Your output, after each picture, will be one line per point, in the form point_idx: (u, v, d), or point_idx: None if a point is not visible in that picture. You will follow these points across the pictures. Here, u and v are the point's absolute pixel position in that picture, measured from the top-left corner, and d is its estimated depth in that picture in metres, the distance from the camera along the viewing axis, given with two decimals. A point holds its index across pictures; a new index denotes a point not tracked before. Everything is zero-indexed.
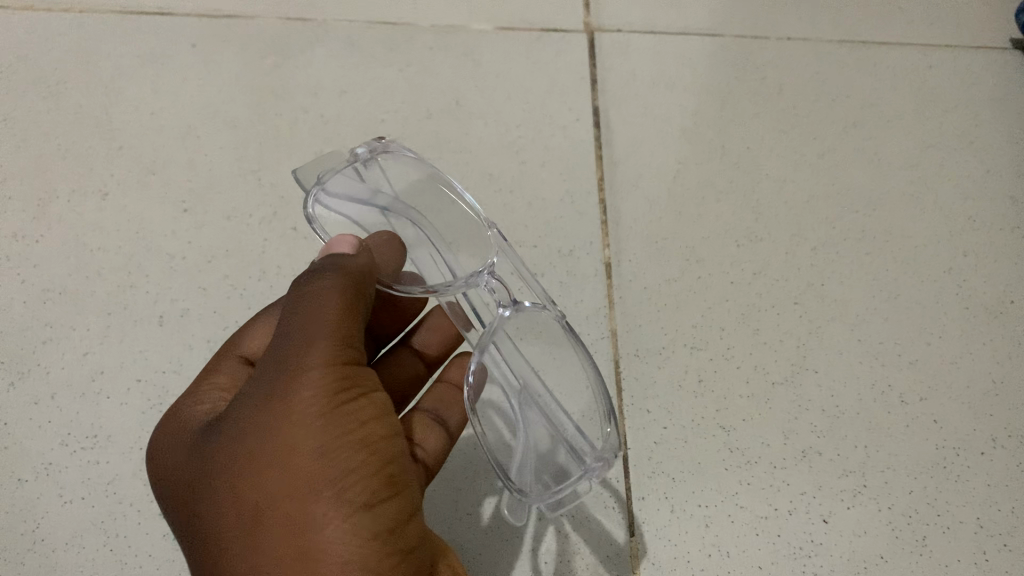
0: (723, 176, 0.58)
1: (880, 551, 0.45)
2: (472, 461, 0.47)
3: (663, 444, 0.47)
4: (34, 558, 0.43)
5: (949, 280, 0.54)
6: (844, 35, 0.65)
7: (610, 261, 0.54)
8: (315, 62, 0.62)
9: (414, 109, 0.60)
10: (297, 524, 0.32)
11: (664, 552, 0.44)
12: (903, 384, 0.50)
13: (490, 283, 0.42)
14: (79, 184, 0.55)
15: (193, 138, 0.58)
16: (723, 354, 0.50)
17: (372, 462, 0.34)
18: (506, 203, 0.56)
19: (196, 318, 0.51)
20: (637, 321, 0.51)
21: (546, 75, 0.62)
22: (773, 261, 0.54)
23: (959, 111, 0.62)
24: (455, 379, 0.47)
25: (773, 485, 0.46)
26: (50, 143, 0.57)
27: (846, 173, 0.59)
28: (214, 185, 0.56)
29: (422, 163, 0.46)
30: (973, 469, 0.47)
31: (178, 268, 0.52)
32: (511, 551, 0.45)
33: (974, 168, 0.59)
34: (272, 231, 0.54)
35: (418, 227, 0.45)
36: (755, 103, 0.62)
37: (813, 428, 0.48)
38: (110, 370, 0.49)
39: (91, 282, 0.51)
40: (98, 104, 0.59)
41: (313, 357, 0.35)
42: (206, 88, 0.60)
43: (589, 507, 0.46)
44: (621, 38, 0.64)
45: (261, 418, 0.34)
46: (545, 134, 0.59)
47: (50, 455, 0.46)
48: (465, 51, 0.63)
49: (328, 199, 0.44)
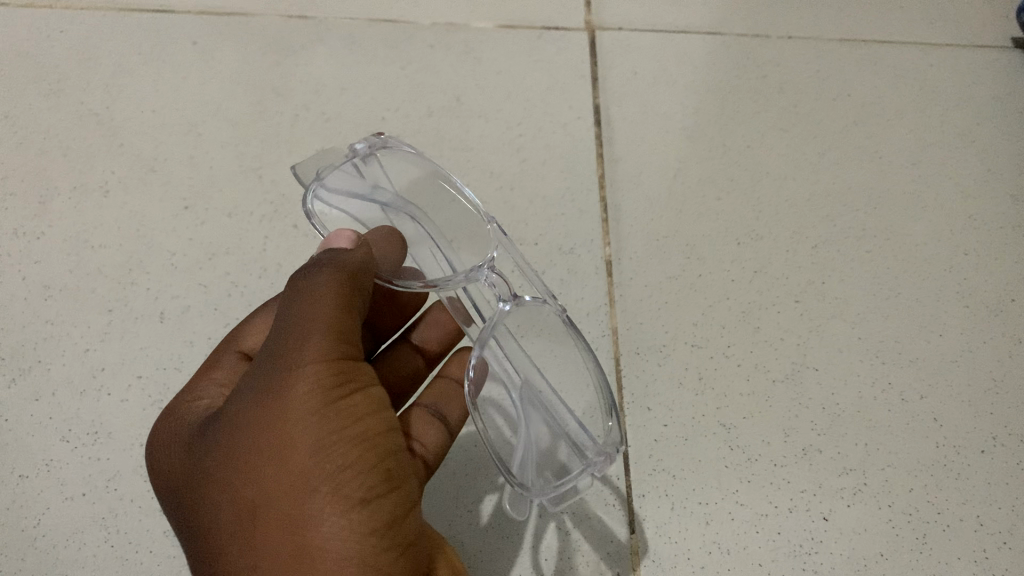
0: (723, 174, 0.58)
1: (880, 549, 0.45)
2: (472, 458, 0.47)
3: (664, 442, 0.47)
4: (35, 554, 0.43)
5: (949, 278, 0.54)
6: (844, 33, 0.65)
7: (611, 259, 0.54)
8: (316, 59, 0.62)
9: (415, 106, 0.60)
10: (294, 519, 0.32)
11: (665, 550, 0.44)
12: (903, 382, 0.50)
13: (490, 278, 0.41)
14: (81, 181, 0.55)
15: (193, 135, 0.58)
16: (724, 352, 0.50)
17: (370, 457, 0.34)
18: (507, 201, 0.56)
19: (197, 315, 0.51)
20: (637, 318, 0.51)
21: (547, 72, 0.62)
22: (774, 259, 0.54)
23: (959, 110, 0.62)
24: (456, 375, 0.47)
25: (774, 482, 0.46)
26: (50, 140, 0.57)
27: (846, 172, 0.59)
28: (214, 182, 0.56)
29: (421, 159, 0.46)
30: (973, 467, 0.47)
31: (178, 265, 0.52)
32: (511, 548, 0.45)
33: (975, 167, 0.59)
34: (273, 229, 0.54)
35: (418, 222, 0.46)
36: (756, 101, 0.62)
37: (814, 425, 0.48)
38: (111, 366, 0.49)
39: (91, 278, 0.52)
40: (99, 101, 0.59)
41: (310, 353, 0.35)
42: (207, 86, 0.60)
43: (589, 505, 0.46)
44: (622, 36, 0.64)
45: (258, 414, 0.34)
46: (545, 132, 0.59)
47: (51, 451, 0.46)
48: (467, 49, 0.63)
49: (327, 195, 0.44)
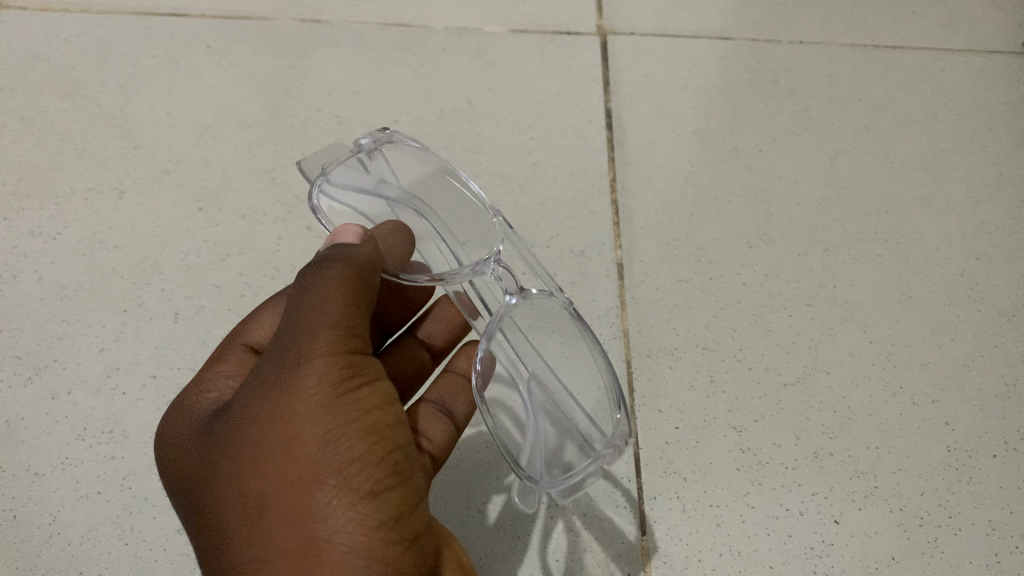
0: (735, 178, 0.58)
1: (891, 552, 0.44)
2: (480, 457, 0.47)
3: (675, 445, 0.47)
4: (50, 551, 0.44)
5: (960, 281, 0.54)
6: (855, 38, 0.65)
7: (622, 262, 0.54)
8: (330, 62, 0.63)
9: (427, 109, 0.61)
10: (303, 511, 0.32)
11: (676, 552, 0.44)
12: (914, 385, 0.49)
13: (496, 271, 0.42)
14: (95, 181, 0.56)
15: (207, 137, 0.59)
16: (735, 355, 0.50)
17: (377, 451, 0.34)
18: (519, 204, 0.57)
19: (211, 315, 0.51)
20: (649, 321, 0.51)
21: (560, 76, 0.63)
22: (786, 262, 0.54)
23: (972, 115, 0.62)
24: (463, 369, 0.47)
25: (784, 485, 0.46)
26: (66, 143, 0.58)
27: (859, 176, 0.59)
28: (229, 184, 0.56)
29: (426, 153, 0.47)
30: (985, 472, 0.47)
31: (192, 267, 0.53)
32: (521, 548, 0.44)
33: (987, 171, 0.59)
34: (287, 230, 0.55)
35: (423, 215, 0.46)
36: (767, 106, 0.62)
37: (825, 429, 0.48)
38: (125, 366, 0.49)
39: (106, 278, 0.52)
40: (113, 103, 0.60)
41: (318, 346, 0.35)
42: (221, 88, 0.61)
43: (600, 505, 0.45)
44: (634, 40, 0.65)
45: (267, 407, 0.34)
46: (557, 135, 0.60)
47: (67, 450, 0.46)
48: (478, 52, 0.64)
49: (332, 191, 0.45)
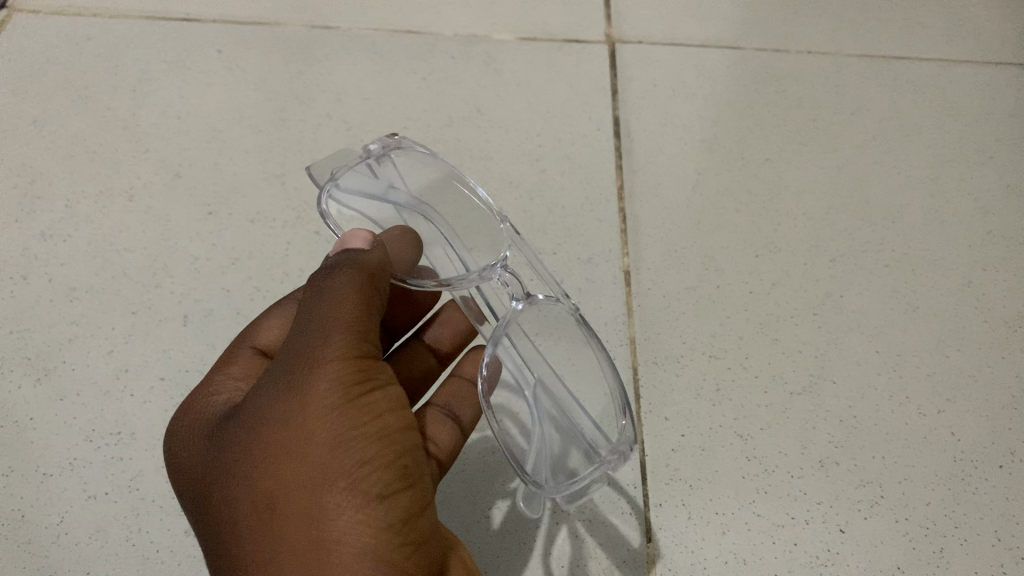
0: (742, 187, 0.58)
1: (897, 561, 0.44)
2: (486, 462, 0.48)
3: (681, 452, 0.47)
4: (56, 551, 0.44)
5: (967, 292, 0.54)
6: (863, 49, 0.66)
7: (629, 269, 0.54)
8: (340, 68, 0.63)
9: (435, 116, 0.61)
10: (312, 512, 0.33)
11: (682, 559, 0.44)
12: (920, 395, 0.50)
13: (503, 276, 0.42)
14: (105, 184, 0.57)
15: (217, 141, 0.59)
16: (742, 363, 0.50)
17: (387, 454, 0.34)
18: (527, 210, 0.57)
19: (220, 318, 0.51)
20: (655, 328, 0.52)
21: (569, 84, 0.63)
22: (793, 272, 0.54)
23: (979, 127, 0.62)
24: (470, 374, 0.47)
25: (790, 493, 0.46)
26: (77, 145, 0.58)
27: (866, 186, 0.59)
28: (238, 189, 0.57)
29: (436, 160, 0.48)
30: (992, 483, 0.47)
31: (202, 269, 0.53)
32: (526, 553, 0.44)
33: (993, 181, 0.59)
34: (295, 234, 0.55)
35: (432, 222, 0.46)
36: (775, 115, 0.62)
37: (831, 438, 0.48)
38: (134, 368, 0.49)
39: (115, 281, 0.53)
40: (126, 107, 0.61)
41: (330, 350, 0.35)
42: (231, 93, 0.62)
43: (606, 510, 0.46)
44: (642, 49, 0.65)
45: (278, 409, 0.34)
46: (565, 142, 0.60)
47: (75, 451, 0.47)
48: (487, 60, 0.64)
49: (341, 196, 0.45)
